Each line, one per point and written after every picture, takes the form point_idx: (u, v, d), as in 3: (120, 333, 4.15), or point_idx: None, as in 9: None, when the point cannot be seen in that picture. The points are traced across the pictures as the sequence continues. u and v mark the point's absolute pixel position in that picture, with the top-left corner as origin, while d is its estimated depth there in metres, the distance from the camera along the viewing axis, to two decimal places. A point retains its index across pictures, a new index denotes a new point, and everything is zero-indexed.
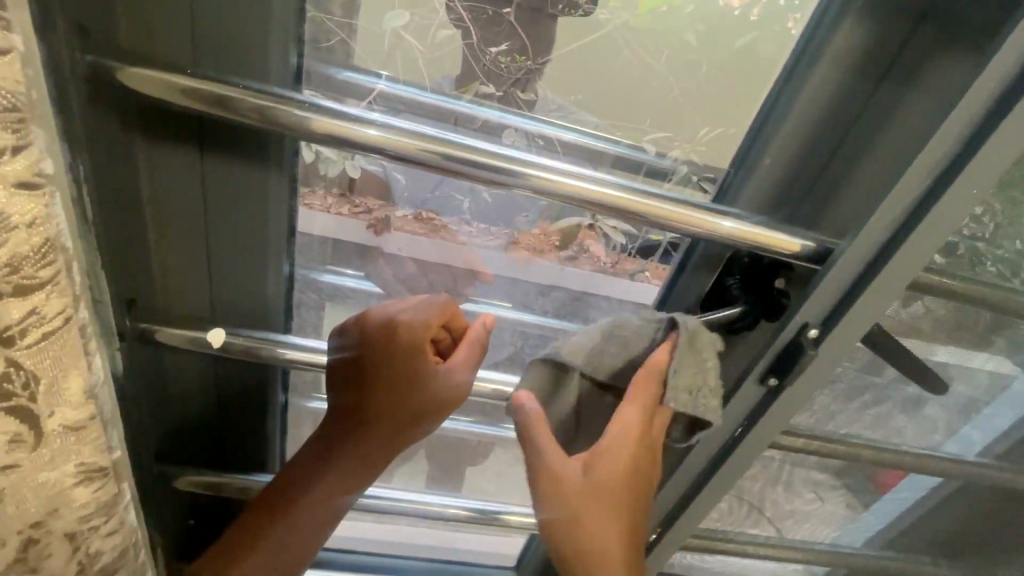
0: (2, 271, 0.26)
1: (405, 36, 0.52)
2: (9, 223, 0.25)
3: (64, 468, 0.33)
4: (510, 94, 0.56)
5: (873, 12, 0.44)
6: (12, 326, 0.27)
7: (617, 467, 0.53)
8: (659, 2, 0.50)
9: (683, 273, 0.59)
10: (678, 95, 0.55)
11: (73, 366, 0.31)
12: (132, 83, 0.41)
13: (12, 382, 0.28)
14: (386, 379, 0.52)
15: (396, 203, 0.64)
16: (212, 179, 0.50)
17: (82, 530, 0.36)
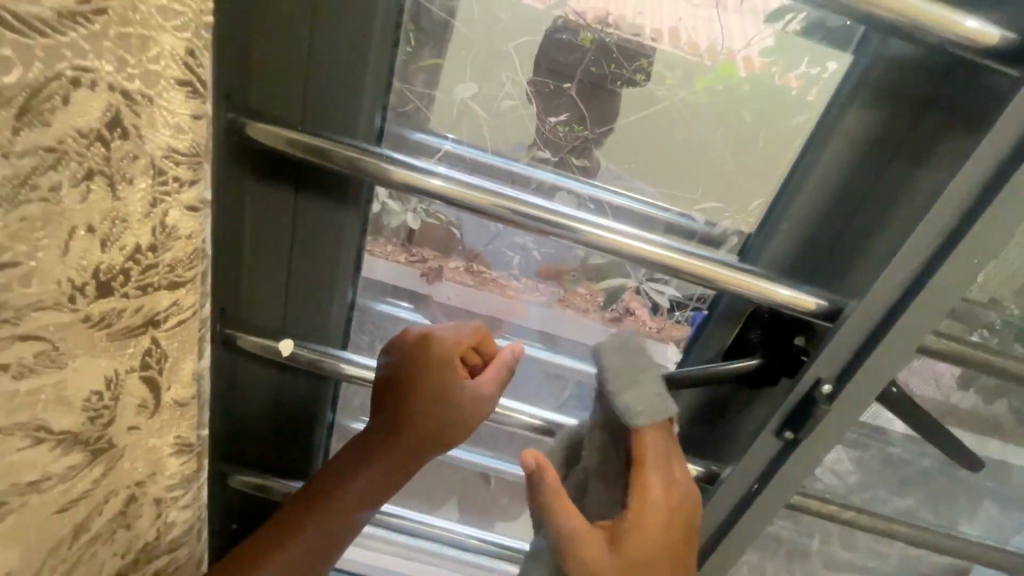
0: (163, 268, 0.32)
1: (471, 102, 0.60)
2: (177, 234, 0.32)
3: (167, 437, 0.40)
4: (565, 160, 0.62)
5: (879, 101, 0.51)
6: (161, 311, 0.34)
7: (658, 534, 0.51)
8: (718, 79, 0.54)
9: (709, 324, 0.66)
10: (735, 164, 0.59)
11: (189, 351, 0.37)
12: (256, 135, 0.51)
13: (150, 357, 0.35)
14: (418, 390, 0.58)
15: (449, 255, 0.71)
16: (303, 213, 0.60)
17: (167, 497, 0.43)
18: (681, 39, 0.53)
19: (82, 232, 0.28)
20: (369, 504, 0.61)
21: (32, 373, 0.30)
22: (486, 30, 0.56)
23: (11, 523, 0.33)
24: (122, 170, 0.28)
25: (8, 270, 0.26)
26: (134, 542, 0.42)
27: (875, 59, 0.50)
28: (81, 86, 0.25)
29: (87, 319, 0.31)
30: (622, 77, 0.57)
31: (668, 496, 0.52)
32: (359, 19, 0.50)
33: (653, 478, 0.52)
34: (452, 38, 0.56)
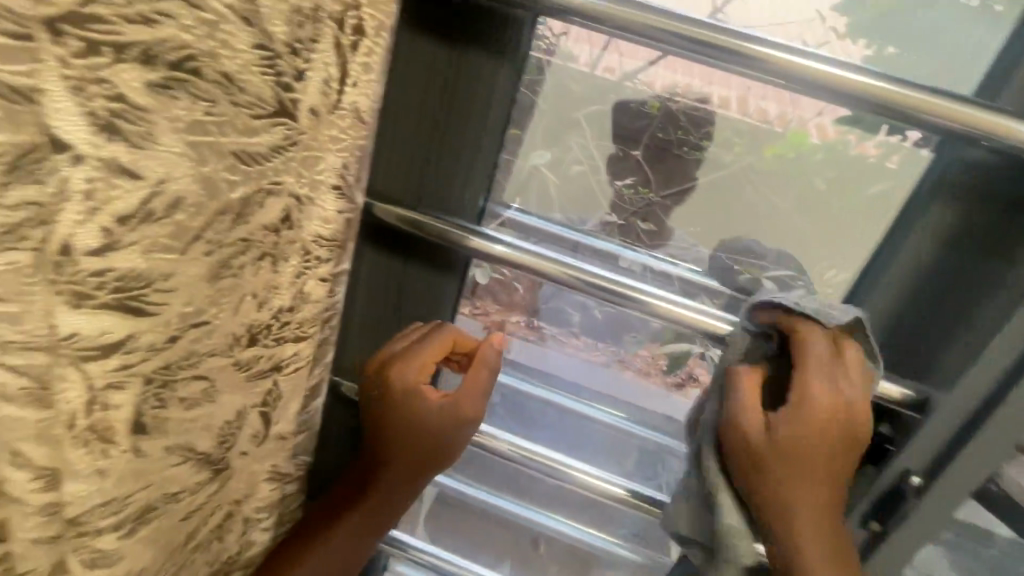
0: (291, 325, 0.39)
1: (542, 168, 0.61)
2: (308, 297, 0.40)
3: (265, 464, 0.46)
4: (631, 223, 0.62)
5: (960, 201, 0.49)
6: (285, 357, 0.40)
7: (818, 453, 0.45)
8: (788, 148, 0.55)
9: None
10: (811, 236, 0.58)
11: (295, 396, 0.44)
12: (381, 214, 0.56)
13: (269, 397, 0.41)
14: (388, 406, 0.53)
15: (512, 311, 0.74)
16: (406, 276, 0.64)
17: (252, 518, 0.49)
18: (748, 105, 0.54)
19: (249, 298, 0.35)
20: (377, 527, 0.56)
21: (198, 404, 0.35)
22: (558, 103, 0.57)
23: (155, 526, 0.37)
24: (284, 251, 0.36)
25: (199, 329, 0.32)
26: (223, 554, 0.47)
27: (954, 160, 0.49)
28: (270, 194, 0.32)
29: (235, 362, 0.36)
30: (690, 142, 0.57)
31: (830, 411, 0.45)
32: (475, 110, 0.55)
33: (816, 408, 0.45)
34: (535, 116, 0.58)
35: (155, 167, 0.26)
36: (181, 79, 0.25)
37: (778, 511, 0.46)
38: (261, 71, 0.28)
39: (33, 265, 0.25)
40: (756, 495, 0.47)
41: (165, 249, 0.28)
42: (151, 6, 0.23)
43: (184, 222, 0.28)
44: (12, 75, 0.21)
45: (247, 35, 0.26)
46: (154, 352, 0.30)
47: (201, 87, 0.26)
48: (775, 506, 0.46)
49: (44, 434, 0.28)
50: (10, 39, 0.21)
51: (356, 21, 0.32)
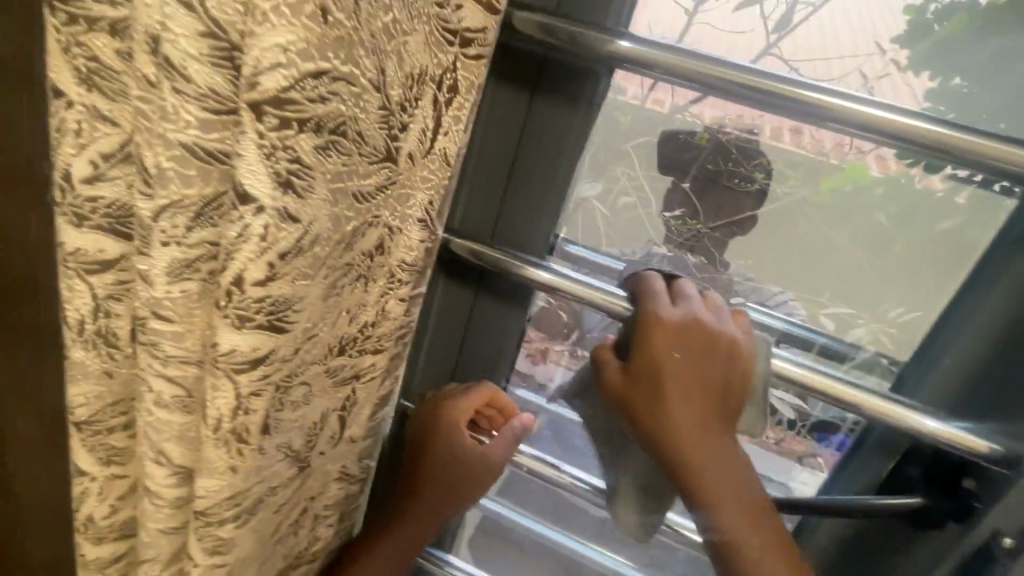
0: (369, 340, 0.40)
1: (592, 199, 0.62)
2: (391, 315, 0.39)
3: (336, 465, 0.48)
4: (680, 254, 0.62)
5: None
6: (361, 368, 0.41)
7: (687, 368, 0.46)
8: (844, 181, 0.55)
9: (855, 455, 0.61)
10: (870, 267, 0.57)
11: (367, 404, 0.44)
12: (454, 247, 0.59)
13: (346, 401, 0.42)
14: (422, 448, 0.57)
15: (556, 339, 0.69)
16: (477, 304, 0.68)
17: (321, 515, 0.52)
18: (802, 137, 0.54)
19: (345, 314, 0.37)
20: (399, 560, 0.59)
21: (303, 403, 0.38)
22: (611, 134, 0.59)
23: (260, 517, 0.39)
24: (374, 273, 0.36)
25: (309, 338, 0.34)
26: (295, 546, 0.51)
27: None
28: (373, 226, 0.34)
29: (326, 369, 0.38)
30: (741, 174, 0.57)
31: (703, 340, 0.47)
32: (556, 150, 0.59)
33: (657, 340, 0.47)
34: (590, 147, 0.60)
35: (309, 212, 0.28)
36: (334, 143, 0.27)
37: (678, 447, 0.46)
38: (380, 125, 0.30)
39: (200, 291, 0.30)
40: (651, 442, 0.47)
41: (305, 277, 0.30)
42: (327, 87, 0.26)
43: (320, 254, 0.30)
44: (209, 142, 0.26)
45: (376, 100, 0.28)
46: (284, 361, 0.32)
47: (345, 148, 0.28)
48: (671, 442, 0.47)
49: (186, 435, 0.33)
50: (213, 113, 0.25)
51: (451, 80, 0.31)
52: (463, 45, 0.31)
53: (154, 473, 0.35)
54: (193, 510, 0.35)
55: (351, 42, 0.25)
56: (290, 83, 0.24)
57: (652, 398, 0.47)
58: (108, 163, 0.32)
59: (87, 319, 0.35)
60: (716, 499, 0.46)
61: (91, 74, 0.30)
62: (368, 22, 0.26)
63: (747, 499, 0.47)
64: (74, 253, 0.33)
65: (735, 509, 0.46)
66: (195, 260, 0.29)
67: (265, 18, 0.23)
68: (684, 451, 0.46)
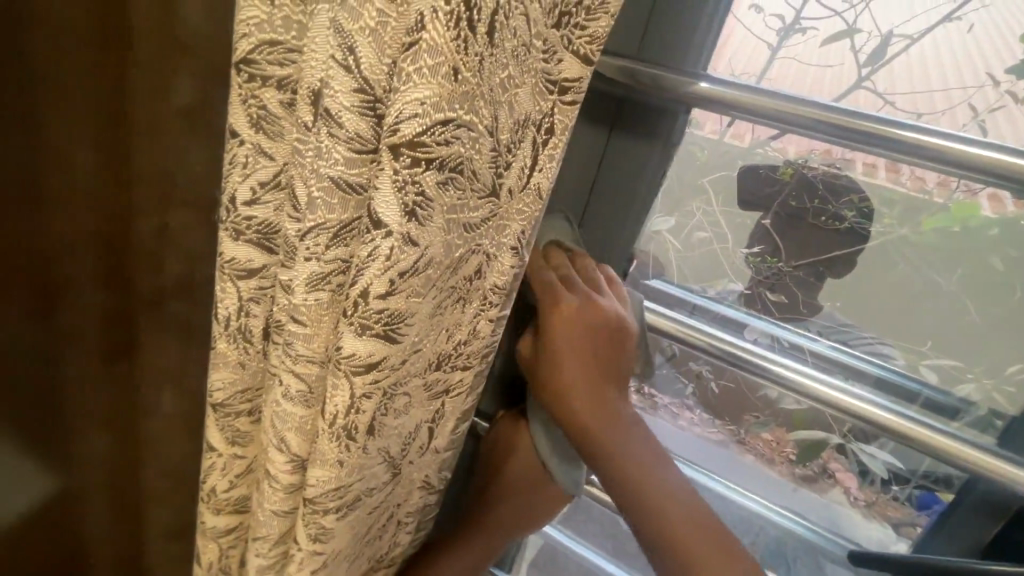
0: (462, 358, 0.44)
1: (664, 232, 0.63)
2: (479, 333, 0.43)
3: (422, 473, 0.52)
4: (757, 293, 0.61)
5: None
6: (453, 384, 0.45)
7: (585, 345, 0.48)
8: (950, 221, 0.52)
9: (951, 518, 0.57)
10: (977, 316, 0.54)
11: (453, 417, 0.48)
12: None
13: (438, 413, 0.47)
14: (499, 465, 0.59)
15: None
16: None
17: (402, 521, 0.55)
18: (900, 174, 0.53)
19: (444, 332, 0.41)
20: (473, 566, 0.63)
21: (401, 413, 0.42)
22: (686, 168, 0.60)
23: (357, 513, 0.43)
24: (471, 295, 0.40)
25: (413, 354, 0.38)
26: (378, 549, 0.54)
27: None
28: (474, 254, 0.38)
29: (425, 383, 0.43)
30: (830, 213, 0.56)
31: (598, 320, 0.48)
32: (635, 183, 0.61)
33: (550, 320, 0.48)
34: (665, 182, 0.61)
35: (428, 238, 0.32)
36: (454, 178, 0.32)
37: (585, 430, 0.48)
38: (490, 165, 0.34)
39: (330, 300, 0.35)
40: (572, 428, 0.48)
41: (417, 295, 0.34)
42: (451, 133, 0.30)
43: (432, 276, 0.34)
44: (350, 176, 0.31)
45: (489, 142, 0.32)
46: (389, 371, 0.36)
47: (462, 183, 0.32)
48: (580, 416, 0.48)
49: (305, 426, 0.38)
50: (357, 153, 0.31)
51: (549, 123, 0.34)
52: (561, 92, 0.33)
53: (274, 458, 0.40)
54: (304, 496, 0.40)
55: (474, 96, 0.30)
56: (423, 130, 0.29)
57: (565, 382, 0.48)
58: (263, 189, 0.38)
59: (232, 317, 0.41)
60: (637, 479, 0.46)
61: (260, 119, 0.36)
62: (489, 78, 0.30)
63: (657, 464, 0.48)
64: (230, 261, 0.40)
65: (641, 471, 0.47)
66: (330, 274, 0.34)
67: (409, 78, 0.28)
68: (595, 432, 0.48)
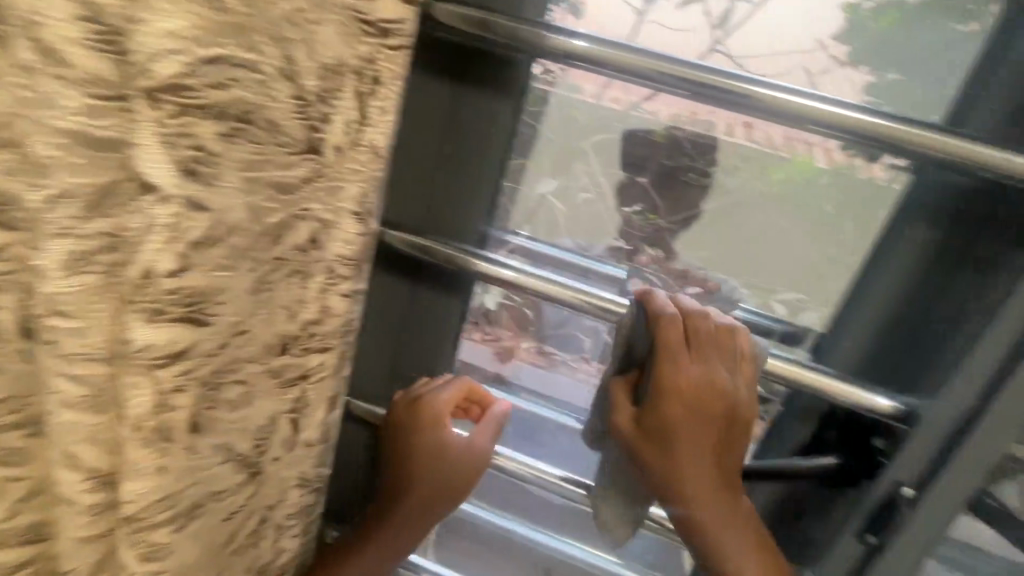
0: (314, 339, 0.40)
1: (550, 196, 0.63)
2: (331, 310, 0.40)
3: (297, 471, 0.47)
4: (641, 248, 0.63)
5: (940, 222, 0.52)
6: (311, 371, 0.41)
7: (706, 421, 0.49)
8: (796, 172, 0.56)
9: (783, 423, 0.64)
10: (820, 255, 0.59)
11: (321, 406, 0.44)
12: (391, 241, 0.59)
13: (297, 403, 0.42)
14: (413, 452, 0.58)
15: (523, 335, 0.71)
16: (420, 299, 0.67)
17: (285, 525, 0.49)
18: (755, 131, 0.56)
19: (281, 310, 0.37)
20: (389, 557, 0.61)
21: (235, 407, 0.37)
22: (569, 129, 0.60)
23: (202, 523, 0.39)
24: (309, 266, 0.37)
25: (240, 336, 0.35)
26: (256, 559, 0.47)
27: (930, 186, 0.52)
28: (300, 218, 0.35)
29: (268, 370, 0.38)
30: (697, 168, 0.59)
31: (712, 397, 0.49)
32: (486, 143, 0.60)
33: (671, 394, 0.48)
34: (537, 144, 0.61)
35: (218, 201, 0.30)
36: (240, 129, 0.29)
37: (678, 495, 0.50)
38: (297, 117, 0.31)
39: (103, 285, 0.30)
40: (663, 495, 0.50)
41: (222, 268, 0.32)
42: (226, 75, 0.28)
43: (239, 245, 0.32)
44: (97, 129, 0.26)
45: (287, 87, 0.30)
46: (202, 357, 0.33)
47: (255, 136, 0.30)
48: (678, 482, 0.49)
49: (97, 436, 0.33)
50: (103, 100, 0.26)
51: (373, 71, 0.34)
52: (382, 35, 0.33)
53: (69, 479, 0.34)
54: (117, 514, 0.35)
55: (247, 28, 0.28)
56: (188, 70, 0.27)
57: (675, 454, 0.49)
58: None
59: None
60: (722, 545, 0.50)
61: None
62: (264, 11, 0.28)
63: (744, 535, 0.50)
64: None
65: (721, 540, 0.50)
66: (94, 252, 0.29)
67: (150, 5, 0.25)
68: (690, 500, 0.50)
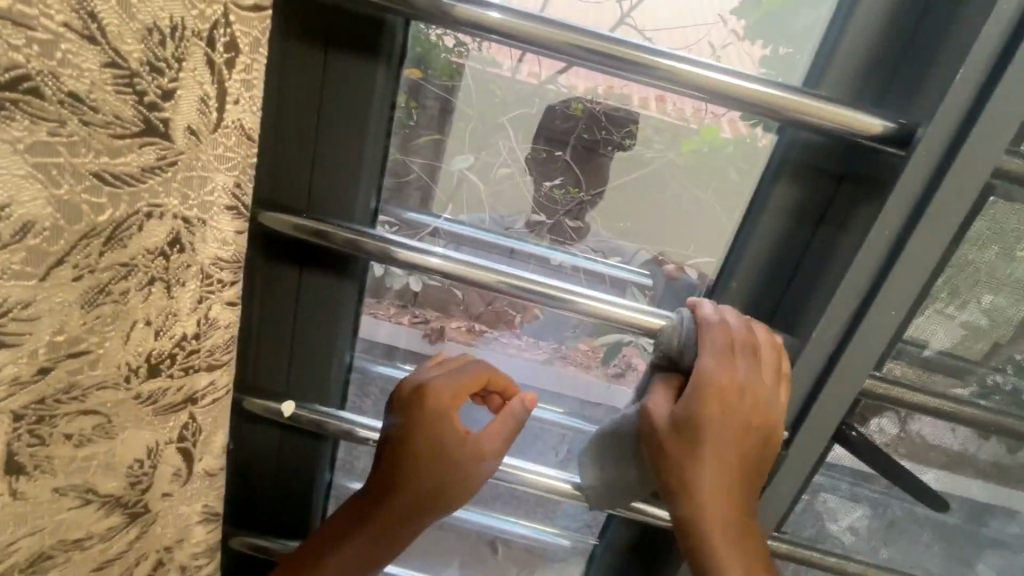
0: (206, 354, 0.40)
1: (468, 173, 0.60)
2: (218, 323, 0.39)
3: (196, 505, 0.46)
4: (560, 222, 0.62)
5: (803, 176, 0.54)
6: (200, 389, 0.41)
7: (739, 428, 0.50)
8: (701, 142, 0.56)
9: None
10: (720, 217, 0.59)
11: (221, 424, 0.44)
12: (266, 223, 0.55)
13: (188, 432, 0.42)
14: (414, 449, 0.55)
15: (453, 315, 0.67)
16: (315, 286, 0.62)
17: (191, 565, 0.49)
18: (667, 104, 0.55)
19: (143, 324, 0.37)
20: (367, 557, 0.58)
21: (89, 442, 0.39)
22: (487, 108, 0.57)
23: None
24: (178, 275, 0.36)
25: (80, 358, 0.36)
26: None
27: (790, 143, 0.53)
28: (153, 217, 0.34)
29: (137, 396, 0.39)
30: (613, 141, 0.58)
31: (755, 407, 0.49)
32: (356, 113, 0.54)
33: (717, 394, 0.49)
34: (452, 121, 0.58)
35: (0, 190, 0.29)
36: (14, 101, 0.28)
37: (692, 490, 0.50)
38: (114, 88, 0.30)
39: None
40: (676, 489, 0.51)
41: (24, 275, 0.31)
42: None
43: (41, 247, 0.31)
44: None
45: (93, 54, 0.29)
46: (21, 385, 0.34)
47: (37, 107, 0.29)
48: (694, 479, 0.50)
49: None
50: None
51: (230, 38, 0.32)
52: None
53: None
54: None
55: None
56: None
57: (705, 454, 0.50)
58: None
59: None
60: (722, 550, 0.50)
61: None
62: None
63: (746, 546, 0.50)
64: None
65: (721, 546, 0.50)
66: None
67: None
68: (702, 496, 0.50)
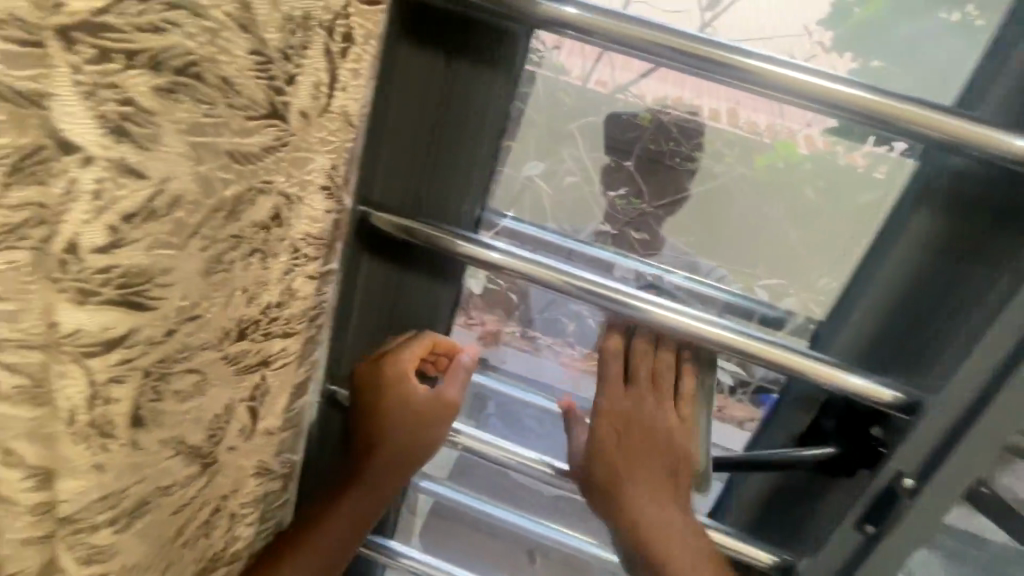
0: (282, 322, 0.42)
1: (536, 178, 0.60)
2: (298, 295, 0.42)
3: (254, 460, 0.49)
4: (623, 233, 0.61)
5: (949, 205, 0.48)
6: (274, 353, 0.44)
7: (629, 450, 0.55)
8: (776, 158, 0.55)
9: (782, 410, 0.61)
10: (797, 241, 0.57)
11: (281, 394, 0.47)
12: (380, 225, 0.55)
13: (258, 389, 0.44)
14: (377, 410, 0.57)
15: (509, 320, 0.68)
16: (402, 285, 0.63)
17: (239, 513, 0.51)
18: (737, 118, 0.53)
19: (240, 292, 0.38)
20: (361, 521, 0.59)
21: (190, 397, 0.39)
22: (551, 114, 0.57)
23: (148, 520, 0.41)
24: (273, 247, 0.38)
25: (195, 322, 0.36)
26: (209, 550, 0.50)
27: (940, 169, 0.48)
28: (262, 192, 0.35)
29: (224, 356, 0.40)
30: (681, 153, 0.56)
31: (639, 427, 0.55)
32: (468, 124, 0.55)
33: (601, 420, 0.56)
34: (520, 127, 0.57)
35: (158, 167, 0.29)
36: (186, 84, 0.29)
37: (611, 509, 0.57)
38: (255, 74, 0.31)
39: None
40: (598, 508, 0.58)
41: (164, 245, 0.31)
42: (160, 15, 0.27)
43: (186, 218, 0.32)
44: (21, 79, 0.25)
45: (243, 40, 0.30)
46: (154, 346, 0.34)
47: (203, 92, 0.29)
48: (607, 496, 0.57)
49: (40, 432, 0.33)
50: (17, 45, 0.24)
51: (345, 28, 0.34)
52: None
53: None
54: (59, 519, 0.36)
55: None
56: None
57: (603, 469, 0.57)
58: None
59: None
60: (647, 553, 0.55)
61: None
62: None
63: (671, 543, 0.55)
64: None
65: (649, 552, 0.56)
66: (22, 224, 0.28)
67: None
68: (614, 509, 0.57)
